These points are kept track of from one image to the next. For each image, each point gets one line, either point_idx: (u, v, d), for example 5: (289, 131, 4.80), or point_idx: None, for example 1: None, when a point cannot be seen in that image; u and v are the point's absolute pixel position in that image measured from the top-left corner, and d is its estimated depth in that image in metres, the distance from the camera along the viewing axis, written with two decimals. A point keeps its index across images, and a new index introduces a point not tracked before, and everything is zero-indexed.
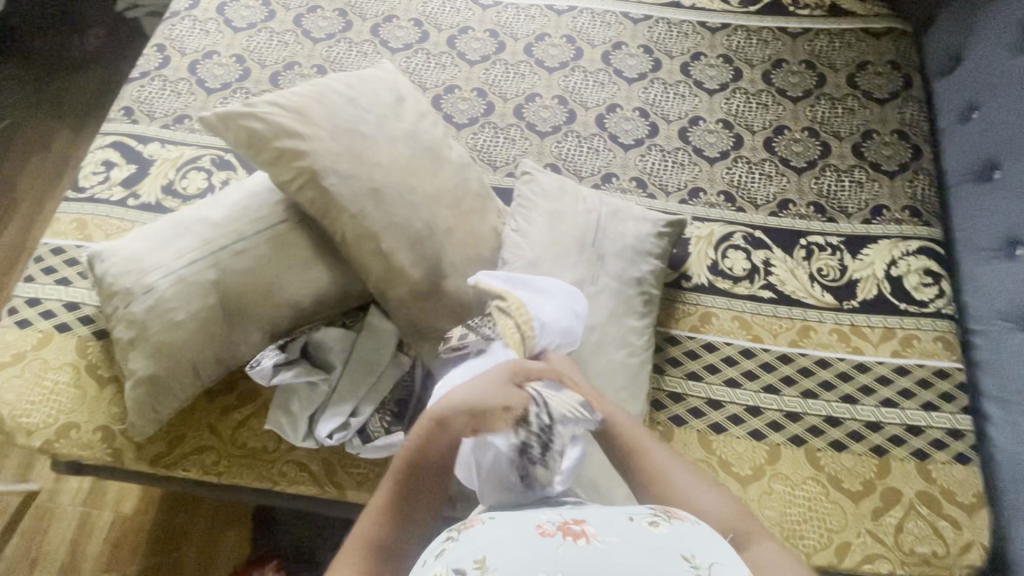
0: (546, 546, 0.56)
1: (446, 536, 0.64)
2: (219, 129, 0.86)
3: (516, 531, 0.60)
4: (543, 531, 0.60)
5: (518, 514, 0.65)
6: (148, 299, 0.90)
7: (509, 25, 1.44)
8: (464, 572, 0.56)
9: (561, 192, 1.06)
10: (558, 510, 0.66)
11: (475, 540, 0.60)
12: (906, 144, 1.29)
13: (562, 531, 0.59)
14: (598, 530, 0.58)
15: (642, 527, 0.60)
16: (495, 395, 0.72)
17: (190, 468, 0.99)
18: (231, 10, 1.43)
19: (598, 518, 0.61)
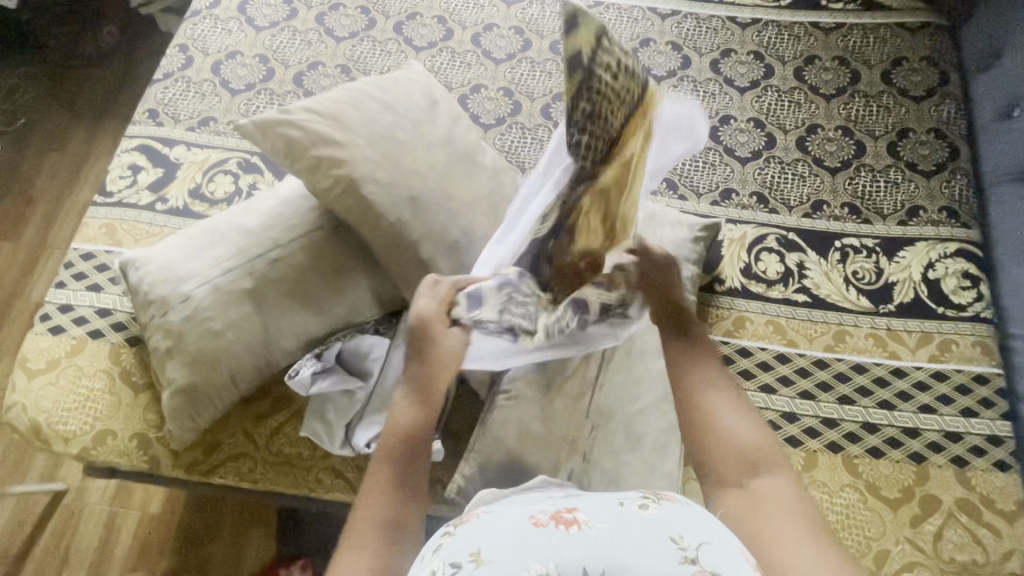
0: (542, 540, 0.56)
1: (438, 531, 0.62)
2: (257, 137, 0.85)
3: (511, 522, 0.59)
4: (536, 521, 0.59)
5: (514, 506, 0.64)
6: (184, 308, 0.90)
7: (534, 22, 1.42)
8: (460, 568, 0.55)
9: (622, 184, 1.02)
10: (550, 500, 0.65)
11: (470, 534, 0.59)
12: (943, 143, 1.26)
13: (554, 519, 0.59)
14: (591, 517, 0.58)
15: (633, 513, 0.59)
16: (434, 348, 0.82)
17: (227, 475, 0.99)
18: (253, 8, 1.41)
19: (590, 505, 0.61)
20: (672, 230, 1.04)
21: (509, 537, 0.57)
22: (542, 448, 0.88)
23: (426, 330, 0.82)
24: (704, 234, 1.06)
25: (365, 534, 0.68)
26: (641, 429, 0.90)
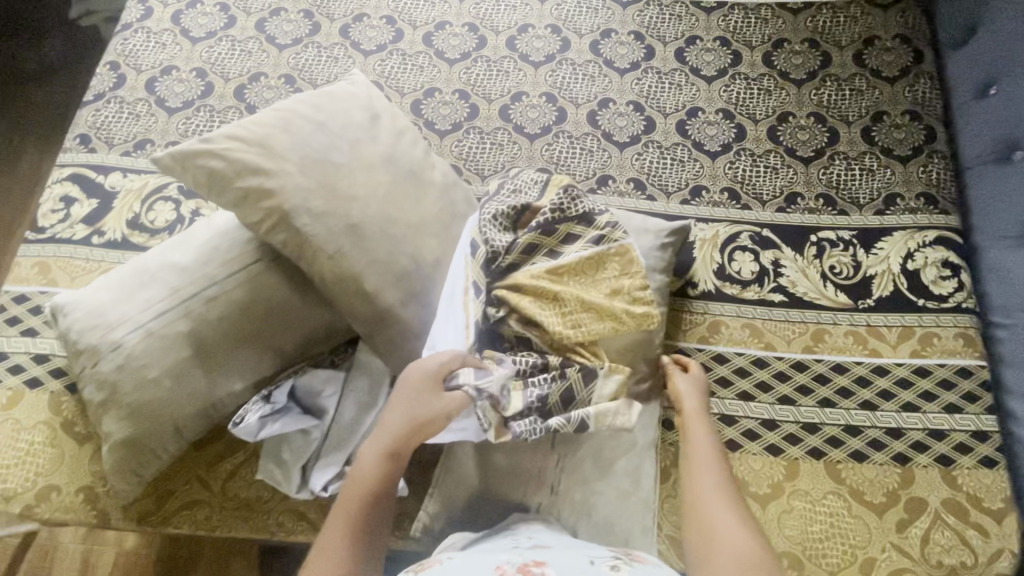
0: None
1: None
2: (176, 170, 0.78)
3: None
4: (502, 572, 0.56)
5: (480, 555, 0.60)
6: (116, 357, 0.84)
7: (488, 18, 1.34)
8: None
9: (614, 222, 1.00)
10: (518, 550, 0.62)
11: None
12: (919, 125, 1.22)
13: (521, 572, 0.56)
14: None
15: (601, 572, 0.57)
16: (422, 413, 0.74)
17: (182, 525, 0.94)
18: (188, 18, 1.32)
19: (559, 561, 0.58)
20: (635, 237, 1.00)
21: None
22: (507, 481, 0.84)
23: (421, 390, 0.75)
24: (672, 239, 1.01)
25: None
26: (610, 454, 0.86)
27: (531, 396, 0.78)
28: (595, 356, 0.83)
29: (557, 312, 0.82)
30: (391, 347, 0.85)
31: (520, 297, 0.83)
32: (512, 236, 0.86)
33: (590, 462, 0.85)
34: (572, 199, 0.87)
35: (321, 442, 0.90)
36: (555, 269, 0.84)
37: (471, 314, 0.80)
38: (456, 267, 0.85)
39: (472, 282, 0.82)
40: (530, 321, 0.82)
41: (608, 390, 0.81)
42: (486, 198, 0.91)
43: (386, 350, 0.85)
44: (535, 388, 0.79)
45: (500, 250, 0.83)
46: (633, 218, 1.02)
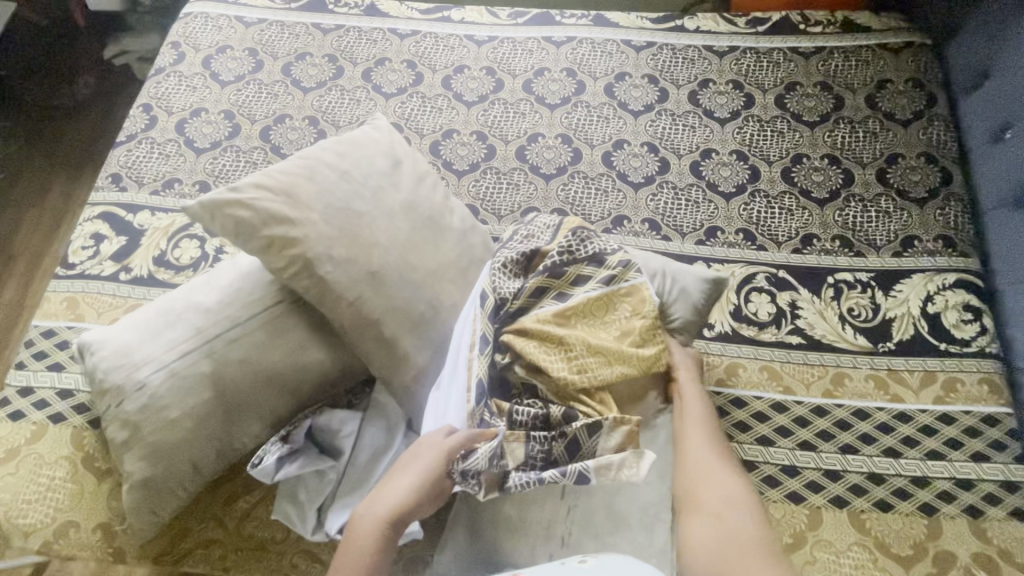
0: None
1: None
2: (205, 218, 0.80)
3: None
4: None
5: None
6: (139, 398, 0.85)
7: (506, 61, 1.39)
8: None
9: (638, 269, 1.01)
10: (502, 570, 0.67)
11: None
12: (934, 167, 1.21)
13: None
14: None
15: (572, 567, 0.63)
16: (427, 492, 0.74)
17: (196, 565, 0.93)
18: (218, 63, 1.38)
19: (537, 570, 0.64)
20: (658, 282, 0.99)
21: None
22: (517, 534, 0.81)
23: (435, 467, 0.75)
24: (699, 284, 0.99)
25: None
26: (627, 508, 0.83)
27: (533, 448, 0.77)
28: (603, 405, 0.82)
29: (563, 356, 0.82)
30: (407, 391, 0.85)
31: (525, 340, 0.83)
32: (520, 282, 0.87)
33: (604, 515, 0.82)
34: (581, 240, 0.89)
35: (337, 484, 0.90)
36: (565, 312, 0.85)
37: (474, 375, 0.81)
38: (464, 319, 0.86)
39: (479, 334, 0.82)
40: (536, 368, 0.82)
41: (611, 443, 0.78)
42: (501, 245, 0.94)
43: (402, 395, 0.85)
44: (536, 442, 0.77)
45: (507, 296, 0.85)
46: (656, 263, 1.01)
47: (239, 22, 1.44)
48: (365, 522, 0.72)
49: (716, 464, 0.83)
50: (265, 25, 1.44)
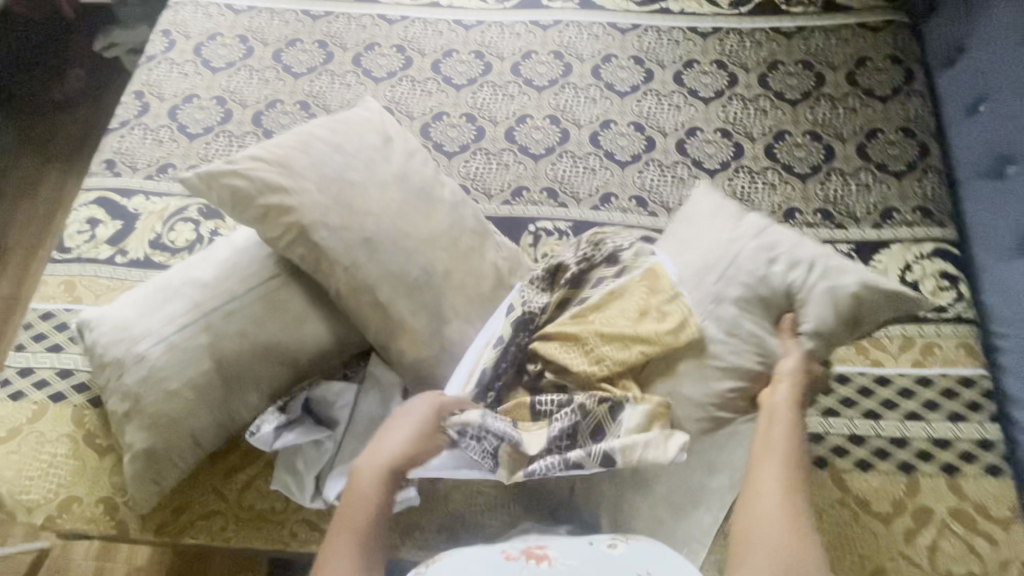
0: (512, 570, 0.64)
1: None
2: (202, 190, 0.82)
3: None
4: (508, 555, 0.67)
5: (487, 552, 0.68)
6: (140, 369, 0.87)
7: (493, 44, 1.41)
8: None
9: (765, 250, 0.88)
10: (525, 541, 0.73)
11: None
12: (912, 141, 1.24)
13: (525, 555, 0.67)
14: (559, 555, 0.66)
15: (602, 551, 0.67)
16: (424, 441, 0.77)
17: (198, 535, 0.96)
18: (209, 50, 1.39)
19: (560, 546, 0.69)
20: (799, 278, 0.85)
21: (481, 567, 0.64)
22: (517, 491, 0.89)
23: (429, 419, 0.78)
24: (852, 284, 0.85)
25: None
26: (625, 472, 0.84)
27: (557, 430, 0.78)
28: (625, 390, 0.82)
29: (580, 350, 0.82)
30: (402, 358, 0.87)
31: (547, 343, 0.84)
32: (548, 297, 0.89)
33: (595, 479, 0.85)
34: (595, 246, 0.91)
35: (334, 453, 0.93)
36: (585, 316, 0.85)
37: (480, 365, 0.85)
38: (492, 324, 0.90)
39: (496, 336, 0.86)
40: (561, 370, 0.83)
41: (634, 422, 0.78)
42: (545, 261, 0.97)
43: (397, 361, 0.88)
44: (560, 423, 0.78)
45: (535, 310, 0.87)
46: (805, 248, 0.87)
47: (228, 10, 1.46)
48: (369, 467, 0.73)
49: (775, 497, 0.67)
50: (254, 12, 1.45)
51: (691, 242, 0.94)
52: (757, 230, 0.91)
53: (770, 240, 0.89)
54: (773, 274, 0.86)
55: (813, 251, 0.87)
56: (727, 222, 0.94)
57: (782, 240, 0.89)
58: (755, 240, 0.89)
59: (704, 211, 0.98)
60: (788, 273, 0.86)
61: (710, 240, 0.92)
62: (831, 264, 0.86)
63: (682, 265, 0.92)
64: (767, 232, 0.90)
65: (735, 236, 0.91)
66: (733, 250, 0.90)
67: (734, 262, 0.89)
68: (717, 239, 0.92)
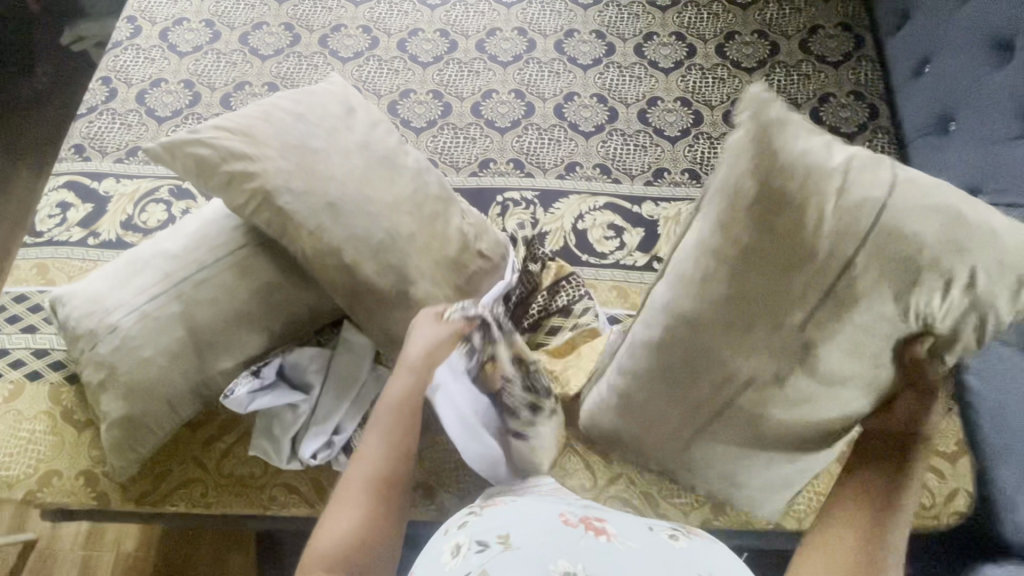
0: (569, 536, 0.64)
1: (469, 533, 0.66)
2: (167, 159, 0.85)
3: (553, 545, 0.63)
4: (566, 520, 0.68)
5: (548, 517, 0.68)
6: (113, 339, 0.89)
7: (458, 23, 1.43)
8: (489, 545, 0.63)
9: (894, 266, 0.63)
10: (582, 505, 0.74)
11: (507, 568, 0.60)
12: (863, 104, 1.29)
13: (583, 523, 0.67)
14: (619, 533, 0.66)
15: (663, 539, 0.68)
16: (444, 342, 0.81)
17: (178, 503, 0.98)
18: (175, 35, 1.40)
19: (620, 522, 0.69)
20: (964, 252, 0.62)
21: (540, 529, 0.65)
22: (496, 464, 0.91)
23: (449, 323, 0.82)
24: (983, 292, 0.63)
25: (357, 486, 0.69)
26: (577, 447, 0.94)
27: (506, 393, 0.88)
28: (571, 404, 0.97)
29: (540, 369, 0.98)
30: (372, 319, 0.90)
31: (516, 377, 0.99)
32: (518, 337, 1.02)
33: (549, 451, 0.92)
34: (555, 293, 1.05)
35: (309, 415, 0.95)
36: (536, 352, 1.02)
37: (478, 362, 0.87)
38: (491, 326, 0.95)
39: None
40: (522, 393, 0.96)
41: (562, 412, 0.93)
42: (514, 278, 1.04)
43: (366, 321, 0.90)
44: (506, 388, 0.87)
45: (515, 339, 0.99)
46: (952, 208, 0.63)
47: None
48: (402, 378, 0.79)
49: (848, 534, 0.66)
50: None
51: (788, 227, 0.65)
52: (890, 178, 0.64)
53: (919, 203, 0.63)
54: (930, 259, 0.62)
55: (967, 216, 0.62)
56: (843, 167, 0.65)
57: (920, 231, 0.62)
58: (904, 201, 0.63)
59: (796, 147, 0.66)
60: (951, 257, 0.62)
61: (837, 212, 0.64)
62: (992, 254, 0.61)
63: (793, 268, 0.66)
64: (904, 181, 0.64)
65: (872, 205, 0.63)
66: (856, 248, 0.63)
67: (846, 281, 0.64)
68: (855, 209, 0.63)
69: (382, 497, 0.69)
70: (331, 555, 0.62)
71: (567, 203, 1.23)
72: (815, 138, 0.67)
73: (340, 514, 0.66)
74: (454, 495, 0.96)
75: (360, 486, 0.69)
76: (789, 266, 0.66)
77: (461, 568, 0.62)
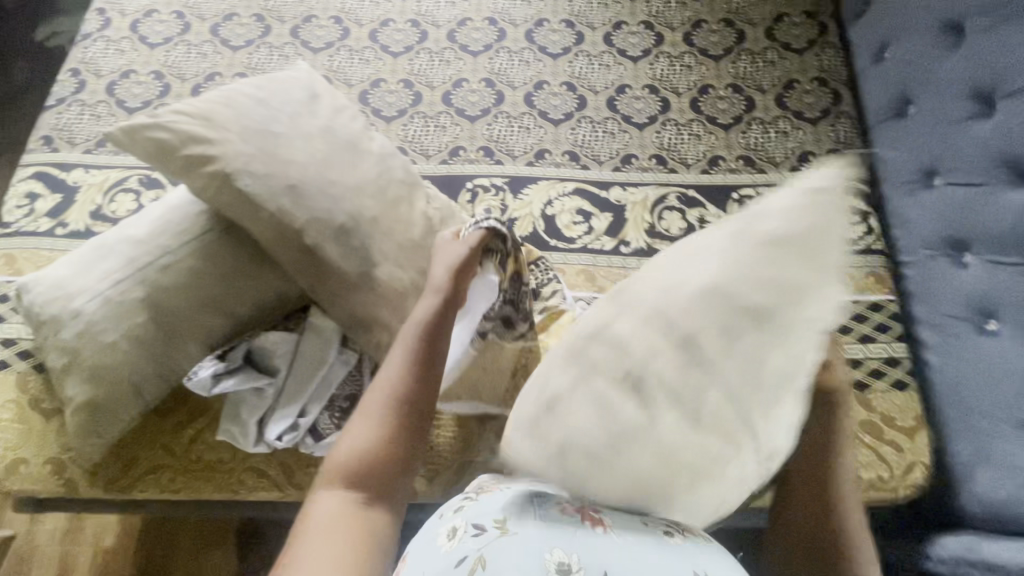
0: (567, 528, 0.57)
1: (467, 516, 0.62)
2: (128, 143, 0.86)
3: (553, 534, 0.57)
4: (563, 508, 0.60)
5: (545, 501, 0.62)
6: (77, 323, 0.89)
7: (429, 14, 1.44)
8: (486, 530, 0.59)
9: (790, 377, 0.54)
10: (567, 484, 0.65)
11: (506, 559, 0.56)
12: (826, 89, 1.32)
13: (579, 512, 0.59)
14: (614, 524, 0.59)
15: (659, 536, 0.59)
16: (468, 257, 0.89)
17: (147, 489, 0.99)
18: (145, 26, 1.40)
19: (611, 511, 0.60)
20: (792, 308, 0.52)
21: (537, 515, 0.59)
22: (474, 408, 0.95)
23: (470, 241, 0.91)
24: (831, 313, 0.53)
25: (376, 399, 0.74)
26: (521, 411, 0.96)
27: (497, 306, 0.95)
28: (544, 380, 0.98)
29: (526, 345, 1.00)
30: (335, 301, 0.91)
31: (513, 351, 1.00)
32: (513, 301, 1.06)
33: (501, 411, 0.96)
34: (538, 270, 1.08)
35: (276, 399, 0.96)
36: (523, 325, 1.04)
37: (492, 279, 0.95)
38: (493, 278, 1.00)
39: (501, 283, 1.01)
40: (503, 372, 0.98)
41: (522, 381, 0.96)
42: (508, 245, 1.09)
43: (330, 303, 0.91)
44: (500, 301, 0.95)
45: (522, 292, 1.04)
46: (741, 302, 0.52)
47: None
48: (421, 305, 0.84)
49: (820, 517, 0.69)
50: None
51: (674, 470, 0.53)
52: (671, 375, 0.52)
53: (719, 337, 0.52)
54: (787, 344, 0.52)
55: (754, 280, 0.52)
56: (648, 417, 0.51)
57: (756, 349, 0.52)
58: (722, 367, 0.51)
59: (593, 461, 0.52)
60: (799, 323, 0.52)
61: (714, 415, 0.52)
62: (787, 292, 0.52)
63: (737, 472, 0.55)
64: (680, 352, 0.52)
65: (723, 398, 0.52)
66: (732, 418, 0.52)
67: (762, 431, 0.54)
68: (716, 415, 0.52)
69: (399, 412, 0.74)
70: (349, 464, 0.69)
71: (536, 189, 1.24)
72: (583, 431, 0.52)
73: (355, 432, 0.73)
74: (422, 475, 0.97)
75: (378, 402, 0.74)
76: (723, 483, 0.55)
77: (456, 552, 0.58)
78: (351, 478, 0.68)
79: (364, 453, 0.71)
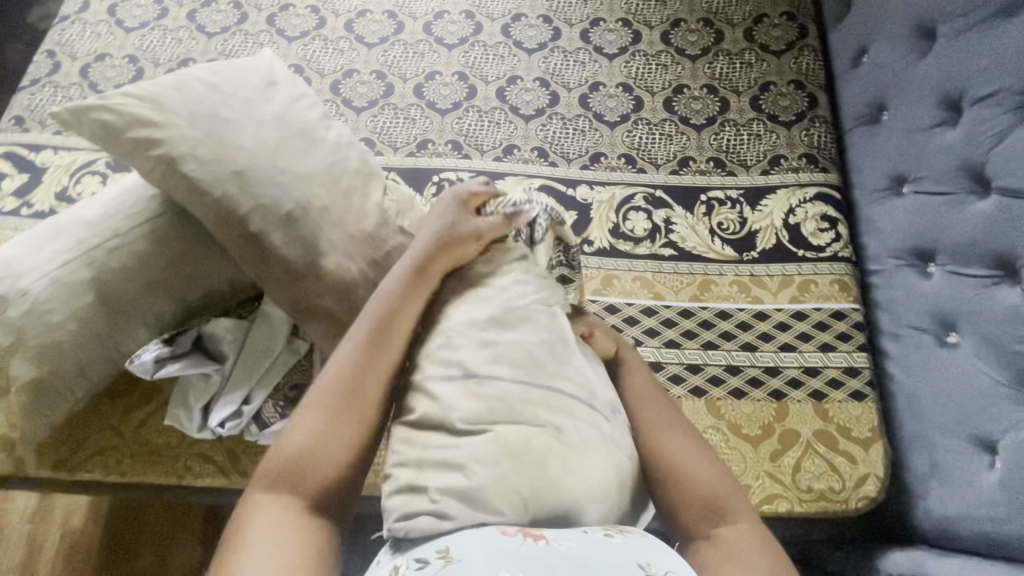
0: (509, 547, 0.57)
1: (409, 552, 0.61)
2: (74, 124, 0.88)
3: (495, 560, 0.56)
4: (504, 531, 0.60)
5: (484, 528, 0.61)
6: (22, 303, 0.90)
7: (407, 5, 1.43)
8: (429, 562, 0.58)
9: (556, 337, 0.76)
10: None
11: None
12: (802, 93, 1.30)
13: (523, 531, 0.60)
14: (558, 536, 0.60)
15: (599, 539, 0.60)
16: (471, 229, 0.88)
17: (94, 470, 0.99)
18: (123, 11, 1.41)
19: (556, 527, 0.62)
20: (521, 306, 0.77)
21: (477, 541, 0.59)
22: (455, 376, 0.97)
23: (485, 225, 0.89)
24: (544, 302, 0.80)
25: (328, 390, 0.71)
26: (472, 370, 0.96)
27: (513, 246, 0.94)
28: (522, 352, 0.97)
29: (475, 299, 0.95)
30: (280, 289, 0.90)
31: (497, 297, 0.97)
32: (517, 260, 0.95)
33: None
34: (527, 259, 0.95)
35: (222, 385, 0.96)
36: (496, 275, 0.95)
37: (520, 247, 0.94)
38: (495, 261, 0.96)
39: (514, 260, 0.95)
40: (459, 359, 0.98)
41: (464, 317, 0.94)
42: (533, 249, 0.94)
43: (276, 292, 0.91)
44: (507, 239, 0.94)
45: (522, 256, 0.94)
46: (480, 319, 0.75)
47: None
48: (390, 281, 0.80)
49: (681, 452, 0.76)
50: None
51: (539, 465, 0.65)
52: (481, 408, 0.67)
53: (490, 356, 0.71)
54: (529, 329, 0.75)
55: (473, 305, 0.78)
56: (481, 446, 0.65)
57: (513, 342, 0.73)
58: (506, 372, 0.70)
59: (474, 507, 0.62)
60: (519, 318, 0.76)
61: (530, 407, 0.68)
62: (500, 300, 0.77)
63: (598, 431, 0.70)
64: (473, 390, 0.69)
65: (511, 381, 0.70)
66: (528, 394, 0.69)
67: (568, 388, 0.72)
68: (530, 410, 0.68)
69: (353, 406, 0.71)
70: (293, 464, 0.67)
71: (503, 185, 1.23)
72: (450, 494, 0.63)
73: (303, 424, 0.69)
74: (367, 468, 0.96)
75: (330, 393, 0.71)
76: (591, 447, 0.68)
77: None
78: (296, 479, 0.66)
79: (315, 445, 0.68)
